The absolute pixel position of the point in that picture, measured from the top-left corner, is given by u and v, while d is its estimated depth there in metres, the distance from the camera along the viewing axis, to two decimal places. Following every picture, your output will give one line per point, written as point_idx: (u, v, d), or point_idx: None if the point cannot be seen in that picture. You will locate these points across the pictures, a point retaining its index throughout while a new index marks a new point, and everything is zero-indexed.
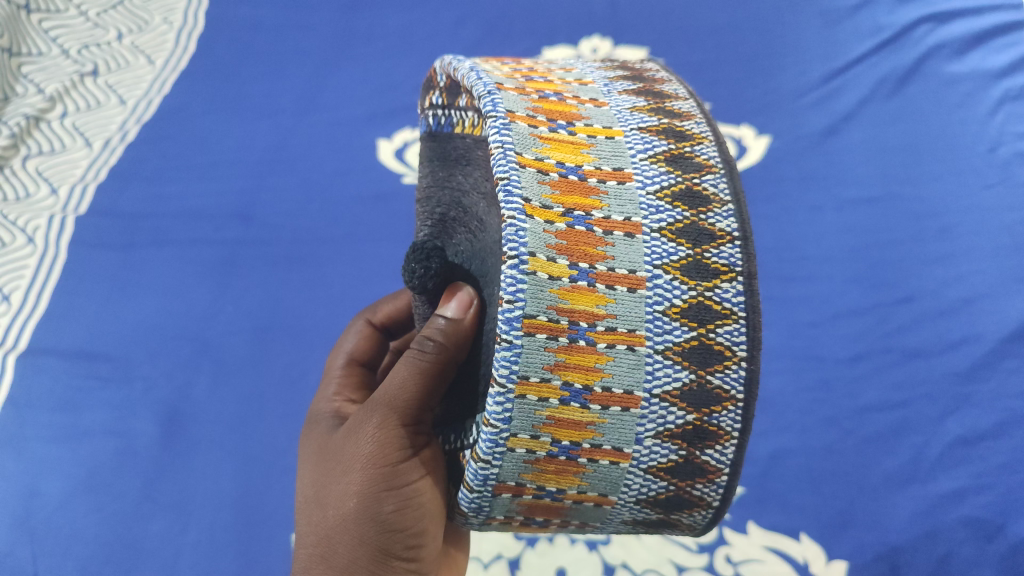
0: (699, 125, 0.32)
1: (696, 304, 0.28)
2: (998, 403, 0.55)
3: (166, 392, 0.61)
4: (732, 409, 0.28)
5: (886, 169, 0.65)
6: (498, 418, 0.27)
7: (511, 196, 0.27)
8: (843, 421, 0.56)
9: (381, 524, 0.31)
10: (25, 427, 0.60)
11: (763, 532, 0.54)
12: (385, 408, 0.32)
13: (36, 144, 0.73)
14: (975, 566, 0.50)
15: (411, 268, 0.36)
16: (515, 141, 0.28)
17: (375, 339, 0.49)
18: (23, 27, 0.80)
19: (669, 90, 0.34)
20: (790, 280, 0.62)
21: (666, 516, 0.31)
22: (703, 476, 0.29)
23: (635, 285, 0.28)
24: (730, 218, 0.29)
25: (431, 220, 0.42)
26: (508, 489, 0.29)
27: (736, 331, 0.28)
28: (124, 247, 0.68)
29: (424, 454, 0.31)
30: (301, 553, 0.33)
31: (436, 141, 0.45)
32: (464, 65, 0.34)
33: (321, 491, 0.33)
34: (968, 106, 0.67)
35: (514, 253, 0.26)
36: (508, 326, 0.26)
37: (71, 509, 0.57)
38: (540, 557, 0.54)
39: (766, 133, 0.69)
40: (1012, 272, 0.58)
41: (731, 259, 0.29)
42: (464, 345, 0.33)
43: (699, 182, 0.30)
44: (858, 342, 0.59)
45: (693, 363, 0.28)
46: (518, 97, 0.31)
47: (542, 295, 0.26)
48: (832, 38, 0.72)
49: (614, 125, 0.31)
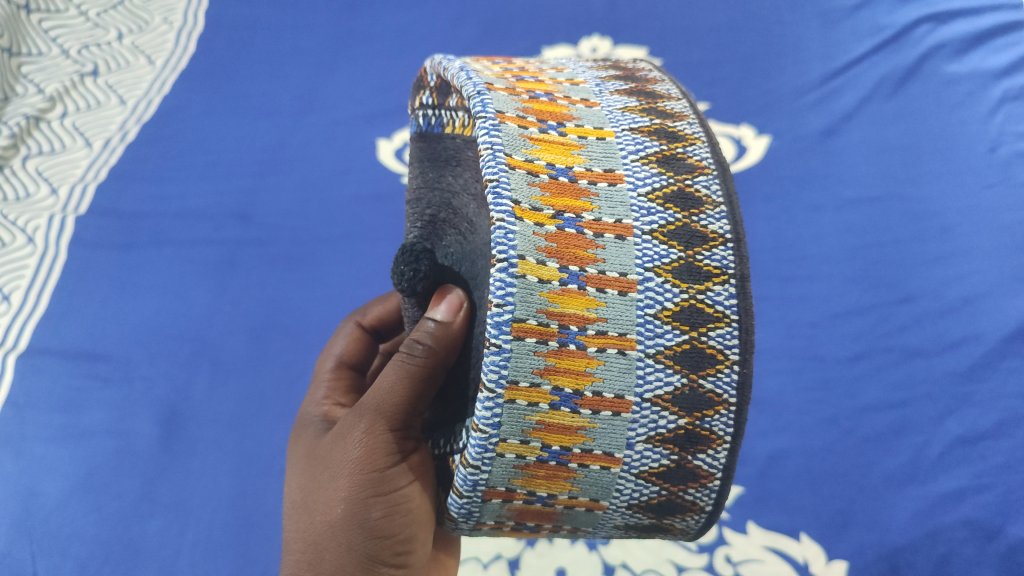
0: (692, 126, 0.31)
1: (688, 307, 0.28)
2: (997, 403, 0.54)
3: (165, 392, 0.61)
4: (724, 413, 0.28)
5: (886, 168, 0.64)
6: (487, 423, 0.26)
7: (500, 198, 0.27)
8: (842, 421, 0.56)
9: (369, 531, 0.31)
10: (25, 427, 0.60)
11: (763, 532, 0.53)
12: (373, 413, 0.31)
13: (36, 144, 0.73)
14: (975, 566, 0.50)
15: (400, 270, 0.35)
16: (504, 142, 0.28)
17: (364, 341, 0.49)
18: (24, 27, 0.80)
19: (661, 90, 0.34)
20: (790, 279, 0.62)
21: (659, 520, 0.31)
22: (695, 480, 0.29)
23: (626, 288, 0.27)
24: (723, 219, 0.29)
25: (421, 221, 0.42)
26: (498, 495, 0.28)
27: (729, 334, 0.28)
28: (124, 247, 0.68)
29: (412, 459, 0.31)
30: (289, 559, 0.33)
31: (426, 141, 0.45)
32: (454, 64, 0.34)
33: (309, 497, 0.33)
34: (968, 106, 0.66)
35: (503, 256, 0.26)
36: (497, 330, 0.26)
37: (71, 509, 0.57)
38: (540, 557, 0.54)
39: (766, 133, 0.68)
40: (1012, 272, 0.58)
41: (723, 262, 0.28)
42: (453, 348, 0.33)
43: (691, 183, 0.29)
44: (857, 342, 0.58)
45: (685, 367, 0.28)
46: (508, 98, 0.30)
47: (531, 299, 0.26)
48: (832, 38, 0.72)
49: (606, 125, 0.31)
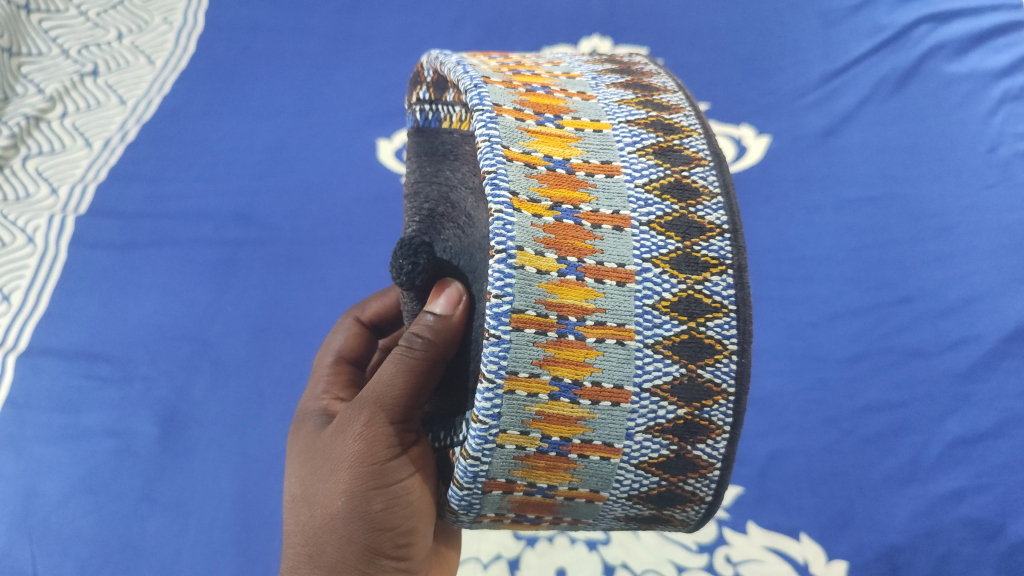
0: (689, 118, 0.31)
1: (686, 297, 0.28)
2: (998, 403, 0.54)
3: (166, 392, 0.61)
4: (723, 403, 0.28)
5: (886, 169, 0.65)
6: (487, 414, 0.26)
7: (498, 189, 0.27)
8: (842, 421, 0.56)
9: (370, 523, 0.31)
10: (25, 427, 0.60)
11: (762, 532, 0.53)
12: (373, 405, 0.32)
13: (36, 144, 0.73)
14: (975, 566, 0.50)
15: (399, 263, 0.35)
16: (501, 134, 0.28)
17: (364, 336, 0.49)
18: (23, 27, 0.80)
19: (657, 83, 0.34)
20: (790, 280, 0.62)
21: (659, 512, 0.31)
22: (695, 471, 0.29)
23: (624, 278, 0.27)
24: (720, 210, 0.29)
25: (420, 216, 0.42)
26: (498, 486, 0.28)
27: (727, 324, 0.28)
28: (124, 246, 0.68)
29: (413, 451, 0.31)
30: (290, 552, 0.33)
31: (423, 136, 0.45)
32: (451, 59, 0.34)
33: (309, 490, 0.33)
34: (967, 106, 0.66)
35: (501, 247, 0.26)
36: (496, 321, 0.26)
37: (71, 509, 0.57)
38: (540, 557, 0.54)
39: (766, 133, 0.69)
40: (1012, 272, 0.58)
41: (721, 252, 0.29)
42: (453, 341, 0.33)
43: (688, 174, 0.30)
44: (857, 342, 0.58)
45: (684, 358, 0.28)
46: (505, 91, 0.31)
47: (530, 290, 0.26)
48: (831, 38, 0.72)
49: (602, 118, 0.31)
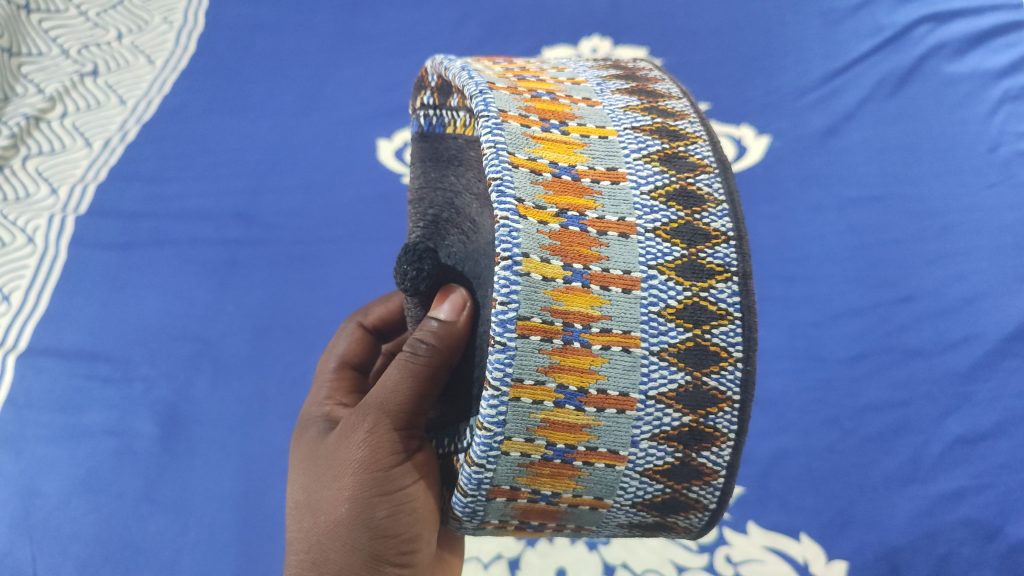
0: (693, 125, 0.31)
1: (691, 304, 0.28)
2: (998, 403, 0.54)
3: (166, 392, 0.61)
4: (728, 410, 0.28)
5: (887, 169, 0.64)
6: (492, 421, 0.26)
7: (504, 196, 0.27)
8: (843, 421, 0.56)
9: (374, 530, 0.31)
10: (25, 427, 0.60)
11: (763, 532, 0.53)
12: (377, 411, 0.31)
13: (36, 144, 0.73)
14: (975, 566, 0.50)
15: (403, 270, 0.36)
16: (507, 141, 0.28)
17: (366, 342, 0.49)
18: (24, 27, 0.80)
19: (662, 89, 0.34)
20: (792, 280, 0.62)
21: (663, 519, 0.31)
22: (699, 478, 0.29)
23: (629, 286, 0.27)
24: (725, 217, 0.29)
25: (423, 221, 0.42)
26: (502, 493, 0.28)
27: (732, 331, 0.28)
28: (124, 246, 0.68)
29: (417, 458, 0.31)
30: (293, 559, 0.33)
31: (427, 142, 0.44)
32: (455, 64, 0.34)
33: (313, 497, 0.33)
34: (968, 106, 0.66)
35: (507, 254, 0.26)
36: (502, 328, 0.26)
37: (71, 509, 0.57)
38: (540, 557, 0.54)
39: (766, 133, 0.69)
40: (1013, 272, 0.58)
41: (726, 259, 0.28)
42: (457, 347, 0.33)
43: (693, 181, 0.29)
44: (858, 342, 0.58)
45: (689, 365, 0.28)
46: (510, 97, 0.30)
47: (536, 297, 0.26)
48: (832, 38, 0.72)
49: (608, 124, 0.31)
